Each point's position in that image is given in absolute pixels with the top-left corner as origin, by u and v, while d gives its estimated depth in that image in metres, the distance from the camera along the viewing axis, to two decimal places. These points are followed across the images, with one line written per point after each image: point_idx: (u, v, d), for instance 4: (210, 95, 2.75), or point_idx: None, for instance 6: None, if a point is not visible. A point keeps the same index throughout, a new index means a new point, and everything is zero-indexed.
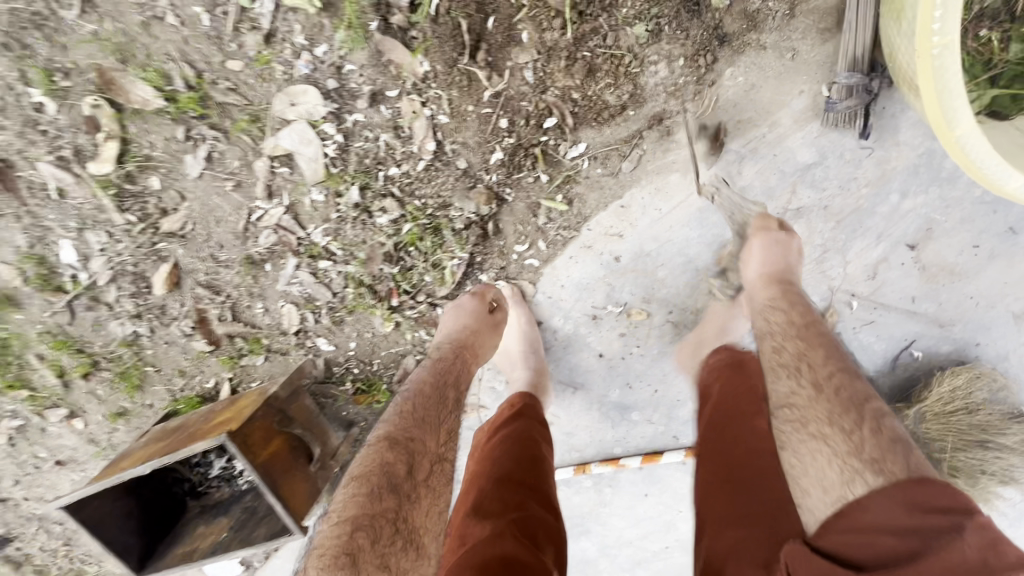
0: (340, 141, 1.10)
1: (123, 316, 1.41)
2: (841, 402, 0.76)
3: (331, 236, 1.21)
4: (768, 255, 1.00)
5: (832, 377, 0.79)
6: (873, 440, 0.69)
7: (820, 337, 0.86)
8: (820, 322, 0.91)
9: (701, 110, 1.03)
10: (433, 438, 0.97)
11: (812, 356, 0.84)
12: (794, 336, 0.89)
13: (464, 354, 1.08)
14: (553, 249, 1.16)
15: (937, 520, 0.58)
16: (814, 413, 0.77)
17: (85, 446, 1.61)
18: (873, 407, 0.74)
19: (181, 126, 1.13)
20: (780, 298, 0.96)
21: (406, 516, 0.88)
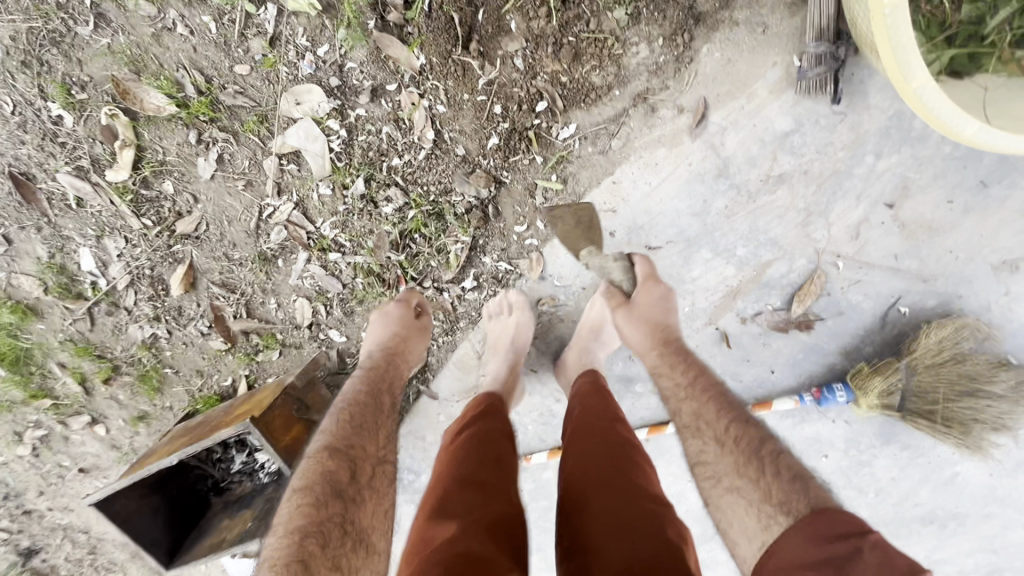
0: (344, 136, 1.17)
1: (141, 319, 1.46)
2: (742, 453, 0.91)
3: (339, 228, 1.27)
4: (637, 325, 1.11)
5: (730, 432, 0.93)
6: (776, 484, 0.85)
7: (706, 395, 1.00)
8: (705, 374, 1.04)
9: (683, 85, 1.10)
10: (372, 443, 1.05)
11: (706, 413, 0.97)
12: (685, 396, 1.01)
13: (396, 361, 1.19)
14: (551, 228, 1.22)
15: (841, 547, 0.72)
16: (723, 466, 0.92)
17: (108, 452, 1.66)
18: (770, 450, 0.90)
19: (193, 130, 1.20)
20: (665, 361, 1.07)
21: (352, 517, 0.94)
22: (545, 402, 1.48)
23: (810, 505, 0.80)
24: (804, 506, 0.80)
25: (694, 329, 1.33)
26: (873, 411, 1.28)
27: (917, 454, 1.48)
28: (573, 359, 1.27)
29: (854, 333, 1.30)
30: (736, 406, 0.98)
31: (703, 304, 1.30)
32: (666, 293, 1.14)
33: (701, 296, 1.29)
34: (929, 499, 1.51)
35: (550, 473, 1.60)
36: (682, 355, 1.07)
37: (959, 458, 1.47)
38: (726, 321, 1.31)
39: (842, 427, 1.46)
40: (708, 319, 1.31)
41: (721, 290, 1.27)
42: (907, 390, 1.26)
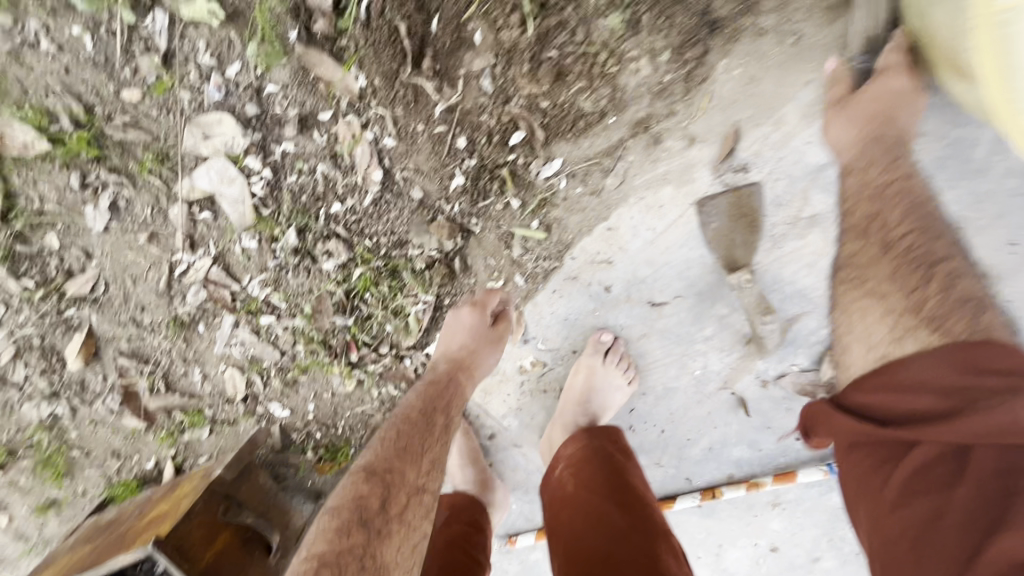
0: (268, 177, 0.92)
1: (35, 397, 1.19)
2: (908, 258, 0.72)
3: (271, 287, 1.02)
4: (842, 124, 0.80)
5: (902, 237, 0.73)
6: (937, 297, 0.69)
7: (897, 193, 0.75)
8: (909, 177, 0.76)
9: (693, 111, 0.88)
10: (414, 469, 0.85)
11: (886, 215, 0.75)
12: (867, 195, 0.77)
13: (458, 376, 0.95)
14: (532, 283, 1.00)
15: (993, 381, 0.60)
16: (873, 271, 0.75)
17: (14, 543, 1.40)
18: (945, 267, 0.71)
19: (75, 172, 0.94)
20: (868, 159, 0.78)
21: (375, 553, 0.76)
22: (531, 478, 1.25)
23: (973, 331, 0.64)
24: (963, 334, 0.64)
25: (705, 394, 1.12)
26: None
27: None
28: (559, 442, 1.04)
29: None
30: (933, 216, 0.74)
31: (717, 367, 1.08)
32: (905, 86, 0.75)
33: (715, 358, 1.07)
34: None
35: (538, 553, 1.36)
36: (892, 159, 0.77)
37: None
38: (743, 385, 1.10)
39: None
40: (722, 383, 1.10)
41: (737, 350, 1.06)
42: None
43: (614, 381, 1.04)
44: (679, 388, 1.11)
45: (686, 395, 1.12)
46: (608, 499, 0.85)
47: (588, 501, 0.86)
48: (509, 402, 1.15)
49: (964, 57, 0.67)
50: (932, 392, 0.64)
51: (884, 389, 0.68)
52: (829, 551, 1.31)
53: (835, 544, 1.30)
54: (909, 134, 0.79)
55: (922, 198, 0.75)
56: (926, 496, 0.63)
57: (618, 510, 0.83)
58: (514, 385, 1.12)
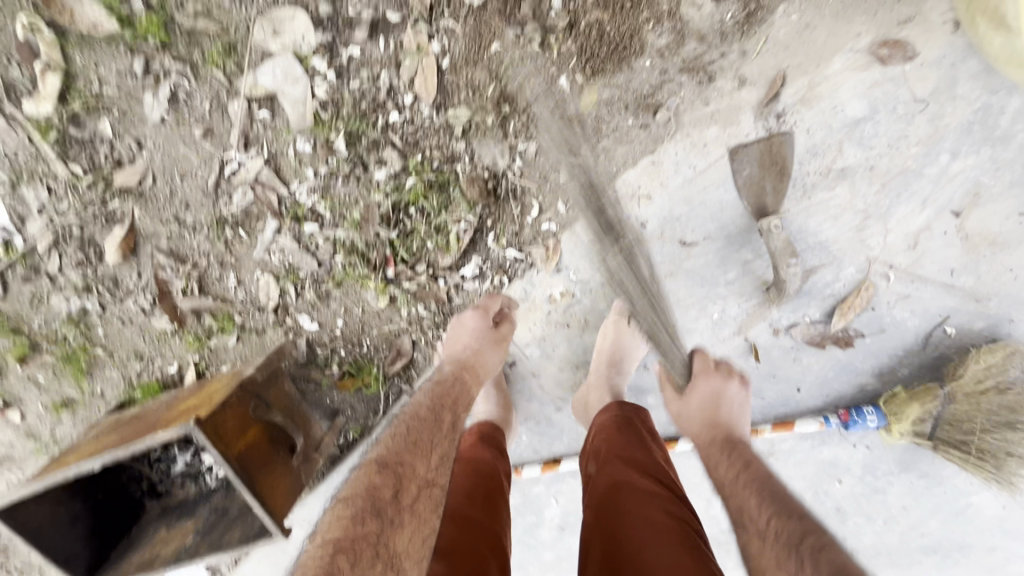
0: (331, 80, 0.98)
1: (67, 289, 1.19)
2: (785, 542, 0.75)
3: (318, 195, 1.07)
4: (692, 417, 1.05)
5: (773, 525, 0.78)
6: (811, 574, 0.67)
7: (749, 481, 0.88)
8: (754, 465, 0.92)
9: (748, 53, 0.93)
10: (423, 463, 0.86)
11: (748, 506, 0.84)
12: (730, 490, 0.90)
13: (464, 375, 1.01)
14: (573, 212, 1.05)
15: None
16: (766, 559, 0.76)
17: (23, 442, 1.36)
18: (810, 541, 0.73)
19: (138, 58, 0.99)
20: (718, 446, 0.99)
21: (388, 540, 0.74)
22: (543, 410, 1.29)
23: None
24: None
25: (720, 337, 1.16)
26: (904, 438, 1.18)
27: (933, 482, 1.31)
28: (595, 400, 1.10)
29: (892, 353, 1.17)
30: (785, 498, 0.83)
31: (734, 312, 1.14)
32: (735, 389, 1.07)
33: (734, 304, 1.13)
34: (938, 531, 1.35)
35: (540, 488, 1.42)
36: (736, 448, 0.97)
37: (977, 487, 1.30)
38: (757, 331, 1.16)
39: (862, 453, 1.30)
40: (737, 329, 1.15)
41: (756, 296, 1.11)
42: (937, 418, 1.16)
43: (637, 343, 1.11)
44: (697, 329, 1.15)
45: (702, 336, 1.16)
46: (631, 461, 0.89)
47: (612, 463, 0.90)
48: (535, 331, 1.19)
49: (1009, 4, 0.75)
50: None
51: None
52: (812, 504, 1.38)
53: (818, 498, 1.37)
54: (737, 427, 1.02)
55: (768, 478, 0.88)
56: None
57: (641, 472, 0.87)
58: (542, 314, 1.17)
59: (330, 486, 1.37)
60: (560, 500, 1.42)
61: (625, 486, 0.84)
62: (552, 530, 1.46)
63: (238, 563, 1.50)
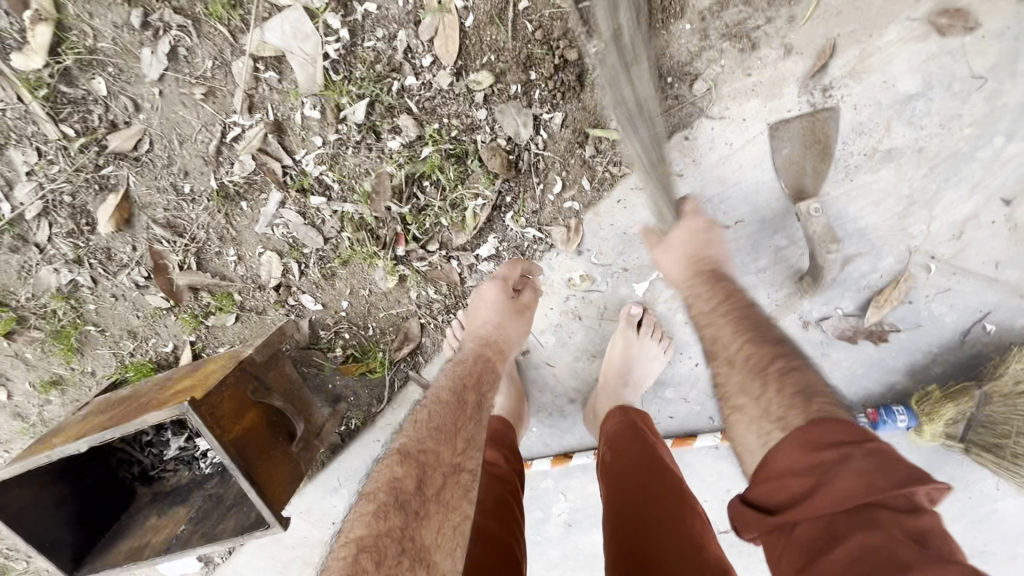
0: (344, 38, 0.94)
1: (56, 261, 1.12)
2: (752, 364, 0.73)
3: (326, 164, 1.02)
4: (677, 253, 0.90)
5: (744, 350, 0.75)
6: (776, 398, 0.68)
7: (726, 311, 0.81)
8: (731, 292, 0.84)
9: (796, 19, 0.89)
10: (448, 449, 0.79)
11: (722, 335, 0.79)
12: (703, 320, 0.83)
13: (487, 353, 0.94)
14: (598, 189, 1.00)
15: (832, 454, 0.60)
16: (728, 382, 0.75)
17: (8, 422, 1.28)
18: (777, 363, 0.72)
19: (137, 9, 0.94)
20: (699, 280, 0.87)
21: (415, 534, 0.69)
22: (556, 402, 1.22)
23: (808, 411, 0.65)
24: (798, 415, 0.65)
25: None
26: (934, 441, 1.10)
27: (958, 487, 1.24)
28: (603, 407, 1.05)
29: (927, 351, 1.09)
30: (761, 323, 0.79)
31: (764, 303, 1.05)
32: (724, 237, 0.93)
33: (763, 294, 1.05)
34: (959, 538, 1.29)
35: (549, 483, 1.35)
36: (718, 278, 0.87)
37: (1003, 493, 1.23)
38: (785, 323, 1.07)
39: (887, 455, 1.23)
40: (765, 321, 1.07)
41: (786, 287, 1.04)
42: (970, 422, 1.08)
43: (650, 351, 1.07)
44: None
45: None
46: (643, 465, 0.86)
47: (628, 470, 0.86)
48: (551, 317, 1.12)
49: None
50: (790, 474, 0.63)
51: (764, 479, 0.65)
52: None
53: None
54: (723, 260, 0.90)
55: (748, 304, 0.82)
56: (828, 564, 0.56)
57: (654, 474, 0.83)
58: (559, 299, 1.10)
59: (329, 475, 1.31)
60: (569, 496, 1.35)
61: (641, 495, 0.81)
62: (559, 529, 1.39)
63: (232, 553, 1.45)
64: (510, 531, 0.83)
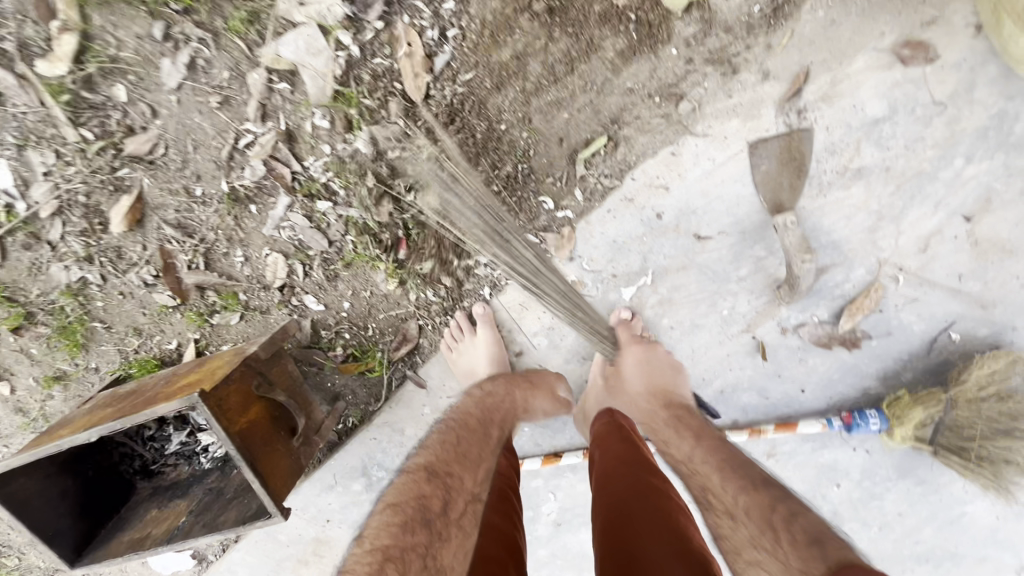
0: (355, 54, 1.01)
1: (67, 258, 1.15)
2: (760, 515, 0.74)
3: (333, 171, 1.07)
4: (642, 373, 1.08)
5: (741, 502, 0.78)
6: (793, 553, 0.67)
7: (712, 465, 0.87)
8: (703, 436, 0.95)
9: (773, 46, 0.97)
10: (470, 477, 0.88)
11: (711, 484, 0.85)
12: (689, 469, 0.91)
13: (514, 393, 1.06)
14: (590, 200, 1.07)
15: None
16: (741, 536, 0.76)
17: (9, 417, 1.29)
18: (780, 509, 0.73)
19: (159, 22, 0.99)
20: (671, 420, 1.00)
21: (436, 553, 0.75)
22: None
23: (827, 562, 0.62)
24: (819, 568, 0.62)
25: (728, 335, 1.14)
26: (905, 443, 1.15)
27: (929, 489, 1.30)
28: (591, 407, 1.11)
29: (897, 358, 1.15)
30: (746, 466, 0.84)
31: (744, 310, 1.12)
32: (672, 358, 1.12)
33: (744, 301, 1.11)
34: (931, 539, 1.34)
35: (539, 482, 1.39)
36: (689, 420, 1.00)
37: (971, 496, 1.29)
38: (765, 330, 1.14)
39: (862, 457, 1.29)
40: (745, 327, 1.13)
41: (766, 294, 1.10)
42: (938, 424, 1.14)
43: None
44: (706, 325, 1.14)
45: (710, 332, 1.14)
46: (635, 467, 0.89)
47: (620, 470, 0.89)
48: (544, 320, 1.17)
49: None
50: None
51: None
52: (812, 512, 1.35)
53: (817, 503, 1.35)
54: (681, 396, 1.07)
55: (721, 443, 0.92)
56: None
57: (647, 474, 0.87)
58: None
59: (326, 472, 1.34)
60: (559, 495, 1.40)
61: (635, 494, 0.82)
62: (548, 528, 1.43)
63: (227, 549, 1.47)
64: (512, 522, 0.82)
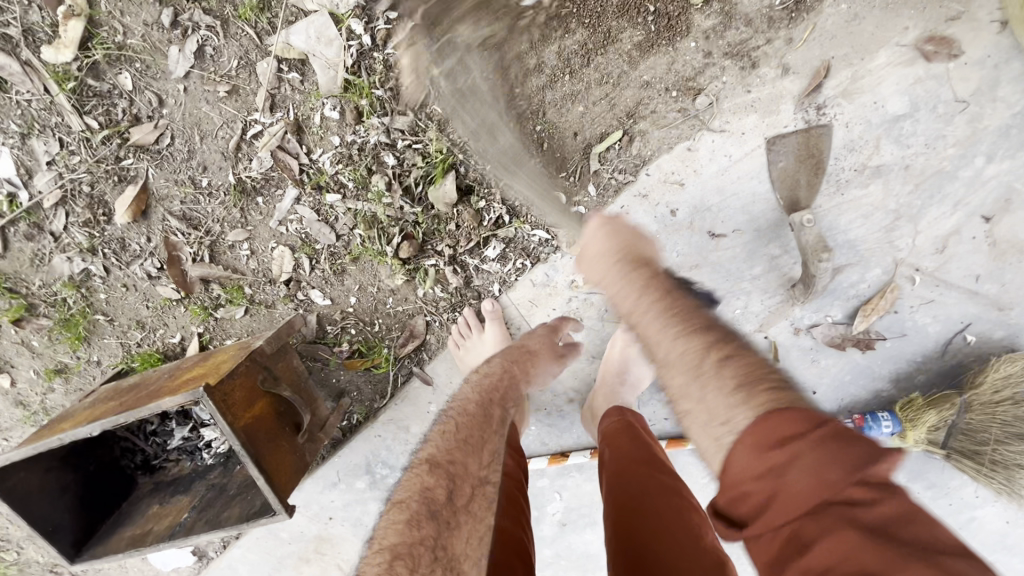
0: (366, 44, 0.99)
1: (69, 249, 1.13)
2: (695, 365, 0.69)
3: (341, 164, 1.06)
4: (608, 240, 0.89)
5: (679, 348, 0.72)
6: (721, 395, 0.64)
7: (655, 306, 0.78)
8: (654, 282, 0.83)
9: (794, 41, 0.95)
10: (475, 461, 0.83)
11: (653, 336, 0.76)
12: (632, 322, 0.81)
13: (512, 368, 0.98)
14: (602, 196, 1.05)
15: (785, 451, 0.55)
16: (676, 383, 0.71)
17: (8, 411, 1.27)
18: (716, 358, 0.69)
19: (168, 9, 0.98)
20: (614, 273, 0.86)
21: (445, 543, 0.73)
22: (554, 401, 1.26)
23: (753, 408, 0.60)
24: (747, 414, 0.60)
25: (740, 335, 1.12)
26: (917, 446, 1.14)
27: (940, 494, 1.27)
28: (599, 407, 1.10)
29: (911, 360, 1.13)
30: (687, 313, 0.77)
31: (757, 309, 1.10)
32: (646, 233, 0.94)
33: (757, 301, 1.10)
34: None
35: (545, 481, 1.37)
36: (639, 266, 0.86)
37: (983, 501, 1.27)
38: (777, 330, 1.12)
39: None
40: (758, 326, 1.11)
41: (780, 293, 1.08)
42: (953, 428, 1.13)
43: None
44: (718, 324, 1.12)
45: None
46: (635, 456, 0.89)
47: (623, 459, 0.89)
48: (553, 317, 1.14)
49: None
50: (745, 483, 0.58)
51: (724, 488, 0.60)
52: None
53: None
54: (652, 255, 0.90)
55: (667, 292, 0.81)
56: (809, 558, 0.50)
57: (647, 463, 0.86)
58: (561, 300, 1.13)
59: (329, 470, 1.33)
60: (564, 495, 1.38)
61: (638, 483, 0.82)
62: (553, 529, 1.41)
63: (227, 546, 1.45)
64: (519, 522, 0.82)
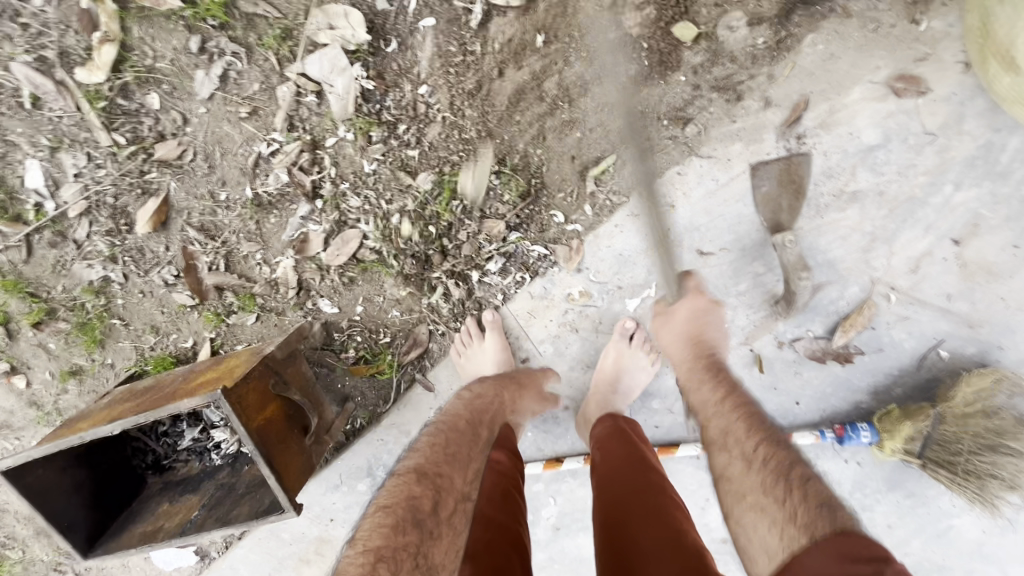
0: (380, 72, 1.07)
1: (92, 257, 1.19)
2: (772, 472, 0.80)
3: (352, 182, 1.12)
4: (693, 325, 1.04)
5: (759, 454, 0.83)
6: (803, 506, 0.73)
7: (741, 411, 0.90)
8: (736, 388, 0.96)
9: (776, 76, 1.03)
10: (460, 477, 0.90)
11: (734, 432, 0.88)
12: (711, 414, 0.93)
13: (501, 392, 1.06)
14: (598, 215, 1.12)
15: (862, 566, 0.60)
16: (749, 483, 0.81)
17: (24, 411, 1.31)
18: (796, 472, 0.78)
19: (196, 36, 1.05)
20: (699, 364, 1.00)
21: (427, 551, 0.80)
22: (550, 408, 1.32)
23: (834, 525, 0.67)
24: (824, 527, 0.68)
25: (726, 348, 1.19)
26: (895, 456, 1.19)
27: (918, 502, 1.33)
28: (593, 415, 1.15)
29: (888, 373, 1.20)
30: (773, 428, 0.87)
31: (743, 324, 1.17)
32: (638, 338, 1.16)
33: (743, 316, 1.16)
34: (920, 553, 1.37)
35: (540, 486, 1.42)
36: (720, 370, 1.00)
37: (959, 510, 1.33)
38: (762, 343, 1.18)
39: (854, 469, 1.32)
40: (744, 339, 1.18)
41: (764, 309, 1.15)
42: (928, 438, 1.18)
43: (640, 363, 1.17)
44: None
45: None
46: (628, 467, 0.91)
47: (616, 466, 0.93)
48: (551, 328, 1.21)
49: (1018, 48, 0.84)
50: None
51: None
52: None
53: None
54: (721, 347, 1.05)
55: (746, 399, 0.93)
56: None
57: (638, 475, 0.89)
58: (558, 312, 1.19)
59: (333, 472, 1.38)
60: (559, 500, 1.43)
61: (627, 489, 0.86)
62: (547, 533, 1.46)
63: (230, 546, 1.49)
64: (514, 518, 0.85)
